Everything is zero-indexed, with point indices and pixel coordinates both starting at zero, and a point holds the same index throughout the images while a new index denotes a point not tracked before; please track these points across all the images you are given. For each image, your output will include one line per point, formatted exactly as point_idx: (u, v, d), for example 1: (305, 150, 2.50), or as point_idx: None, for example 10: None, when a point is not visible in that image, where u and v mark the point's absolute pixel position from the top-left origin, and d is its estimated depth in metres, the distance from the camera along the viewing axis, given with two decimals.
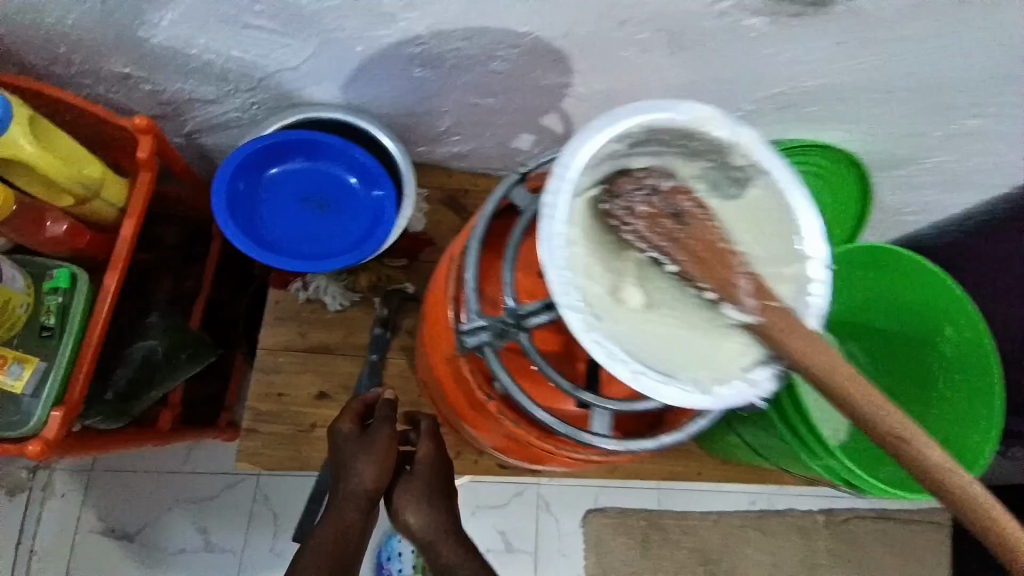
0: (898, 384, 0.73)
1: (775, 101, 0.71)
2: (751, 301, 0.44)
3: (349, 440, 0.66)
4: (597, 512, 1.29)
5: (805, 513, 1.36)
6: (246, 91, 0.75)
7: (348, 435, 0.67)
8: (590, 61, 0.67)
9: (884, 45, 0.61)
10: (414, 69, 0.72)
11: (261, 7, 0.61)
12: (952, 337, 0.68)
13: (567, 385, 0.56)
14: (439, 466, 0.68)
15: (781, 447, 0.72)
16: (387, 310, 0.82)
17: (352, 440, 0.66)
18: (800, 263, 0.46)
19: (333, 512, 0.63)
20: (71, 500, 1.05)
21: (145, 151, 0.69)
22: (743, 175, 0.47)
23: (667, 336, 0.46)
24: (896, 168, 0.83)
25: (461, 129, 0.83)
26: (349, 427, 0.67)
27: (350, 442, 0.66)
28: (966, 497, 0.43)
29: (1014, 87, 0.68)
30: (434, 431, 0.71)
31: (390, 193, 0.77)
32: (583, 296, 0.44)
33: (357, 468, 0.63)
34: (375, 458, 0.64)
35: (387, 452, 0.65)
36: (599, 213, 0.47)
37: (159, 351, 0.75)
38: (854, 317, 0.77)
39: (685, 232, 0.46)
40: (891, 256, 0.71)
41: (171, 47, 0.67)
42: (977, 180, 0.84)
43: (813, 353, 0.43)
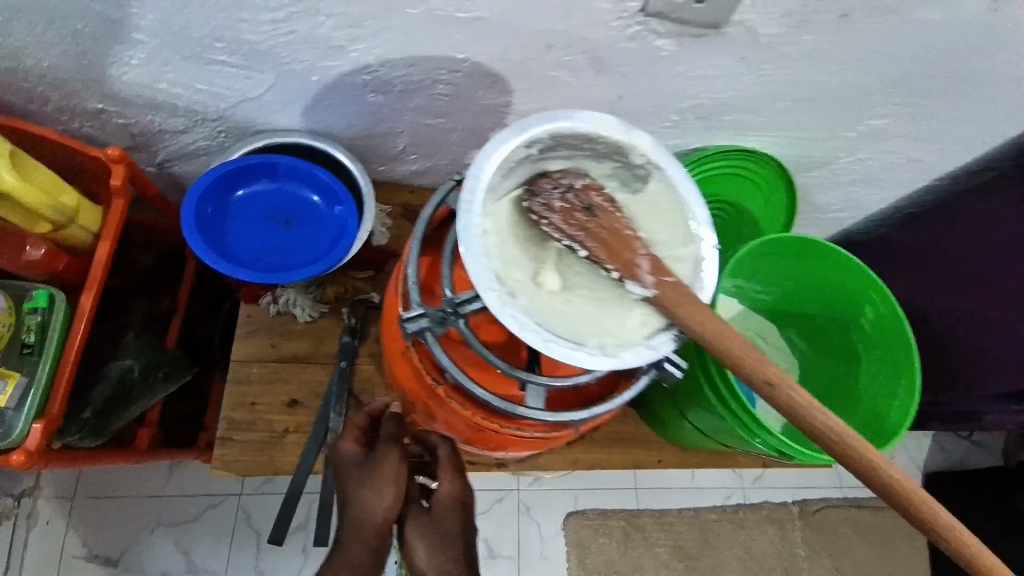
0: (835, 363, 0.90)
1: (697, 111, 0.80)
2: (649, 277, 0.48)
3: (352, 465, 0.68)
4: (577, 514, 1.30)
5: (780, 505, 1.39)
6: (213, 120, 0.79)
7: (353, 462, 0.69)
8: (526, 81, 0.73)
9: (778, 60, 0.71)
10: (368, 95, 0.76)
11: (222, 45, 0.66)
12: (873, 317, 0.82)
13: (503, 365, 0.56)
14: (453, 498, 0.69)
15: (724, 429, 0.78)
16: (355, 319, 0.86)
17: (356, 467, 0.68)
18: (695, 245, 0.50)
19: (343, 545, 0.66)
20: (55, 525, 1.10)
21: (119, 179, 0.75)
22: (647, 173, 0.52)
23: (580, 315, 0.48)
24: (812, 170, 0.95)
25: (417, 147, 0.88)
26: (354, 454, 0.69)
27: (354, 470, 0.68)
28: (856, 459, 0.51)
29: (901, 90, 0.78)
30: (450, 458, 0.70)
31: (350, 207, 0.81)
32: (500, 279, 0.47)
33: (362, 499, 0.65)
34: (377, 489, 0.66)
35: (391, 483, 0.66)
36: (520, 208, 0.51)
37: (134, 370, 0.85)
38: (788, 306, 0.92)
39: (595, 223, 0.49)
40: (824, 251, 0.81)
41: (140, 83, 0.71)
42: (888, 174, 0.95)
43: (703, 319, 0.47)
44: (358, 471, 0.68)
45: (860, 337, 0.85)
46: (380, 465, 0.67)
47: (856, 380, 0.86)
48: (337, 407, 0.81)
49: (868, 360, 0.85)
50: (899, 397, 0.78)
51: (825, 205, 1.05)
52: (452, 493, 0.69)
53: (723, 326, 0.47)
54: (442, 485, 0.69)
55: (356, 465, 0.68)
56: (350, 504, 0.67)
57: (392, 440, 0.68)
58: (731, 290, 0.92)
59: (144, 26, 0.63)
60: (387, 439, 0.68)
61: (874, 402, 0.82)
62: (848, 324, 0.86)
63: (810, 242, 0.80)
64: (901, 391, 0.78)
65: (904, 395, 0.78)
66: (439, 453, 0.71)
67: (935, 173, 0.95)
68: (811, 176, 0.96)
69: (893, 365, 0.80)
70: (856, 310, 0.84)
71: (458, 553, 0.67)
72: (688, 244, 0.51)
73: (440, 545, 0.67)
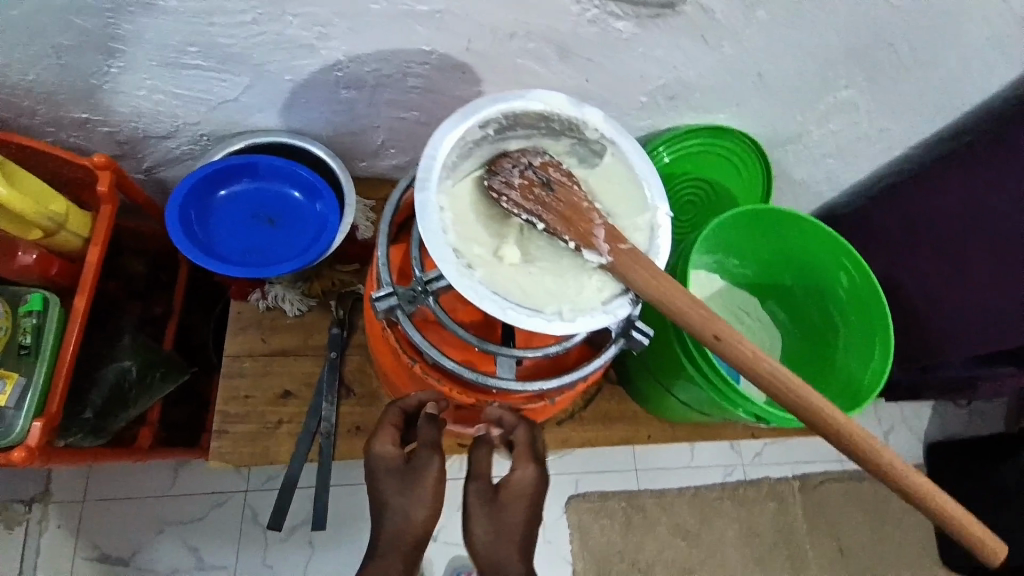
0: (812, 332, 0.92)
1: (665, 91, 0.80)
2: (603, 245, 0.51)
3: (392, 475, 0.61)
4: (578, 498, 1.20)
5: (779, 480, 1.28)
6: (194, 124, 0.81)
7: (393, 472, 0.61)
8: (493, 72, 0.74)
9: (734, 40, 0.72)
10: (341, 92, 0.77)
11: (197, 49, 0.68)
12: (848, 285, 0.84)
13: (473, 339, 0.59)
14: (525, 487, 0.62)
15: (706, 400, 0.80)
16: (343, 311, 0.90)
17: (397, 476, 0.61)
18: (650, 213, 0.54)
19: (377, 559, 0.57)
20: (68, 529, 1.07)
21: (106, 185, 0.78)
22: (602, 148, 0.55)
23: (539, 285, 0.51)
24: (785, 146, 0.94)
25: (396, 142, 0.88)
26: (394, 463, 0.61)
27: (395, 478, 0.61)
28: (797, 396, 0.57)
29: (867, 62, 0.78)
30: (526, 446, 0.64)
31: (331, 203, 0.84)
32: (460, 253, 0.50)
33: (399, 508, 0.59)
34: (420, 495, 0.60)
35: (434, 489, 0.60)
36: (481, 188, 0.54)
37: (132, 371, 0.88)
38: (769, 281, 0.94)
39: (552, 197, 0.52)
40: (802, 223, 0.82)
41: (123, 90, 0.74)
42: (862, 145, 0.92)
43: (654, 283, 0.51)
44: (399, 481, 0.60)
45: (836, 304, 0.87)
46: (425, 470, 0.60)
47: (833, 348, 0.88)
48: (329, 394, 0.87)
49: (845, 326, 0.86)
50: (875, 359, 0.80)
51: (805, 181, 1.02)
52: (524, 483, 0.62)
53: (673, 288, 0.52)
54: (513, 472, 0.62)
55: (397, 472, 0.61)
56: (394, 512, 0.59)
57: (435, 445, 0.61)
58: (712, 266, 0.93)
59: (121, 35, 0.65)
60: (429, 444, 0.61)
61: (851, 367, 0.85)
62: (825, 293, 0.88)
63: (780, 213, 0.82)
64: (876, 353, 0.81)
65: (880, 357, 0.80)
66: (517, 436, 0.64)
67: (908, 142, 0.93)
68: (784, 152, 0.96)
69: (867, 329, 0.83)
70: (832, 277, 0.85)
71: (518, 551, 0.58)
72: (643, 214, 0.54)
73: (505, 530, 0.59)
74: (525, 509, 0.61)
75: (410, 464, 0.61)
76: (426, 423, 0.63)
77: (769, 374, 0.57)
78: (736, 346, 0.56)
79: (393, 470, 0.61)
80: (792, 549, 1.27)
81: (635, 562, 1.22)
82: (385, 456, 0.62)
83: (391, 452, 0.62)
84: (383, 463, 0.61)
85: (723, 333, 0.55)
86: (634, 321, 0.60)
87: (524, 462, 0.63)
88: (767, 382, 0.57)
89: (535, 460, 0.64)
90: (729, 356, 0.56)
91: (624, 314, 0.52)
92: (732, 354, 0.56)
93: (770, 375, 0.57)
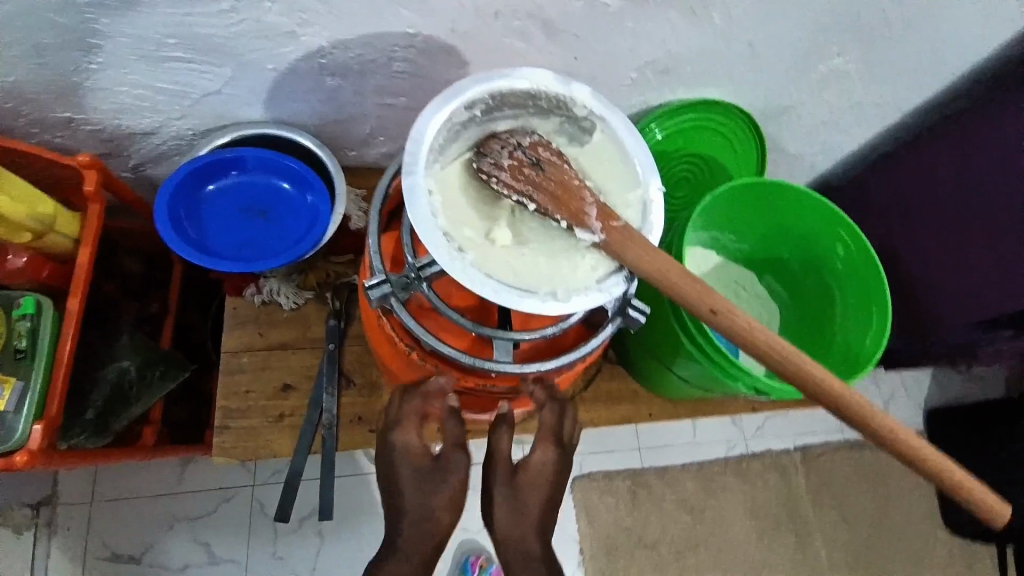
0: (809, 304, 0.92)
1: (655, 67, 0.78)
2: (595, 223, 0.51)
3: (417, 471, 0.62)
4: (584, 479, 1.21)
5: (782, 452, 1.29)
6: (179, 118, 0.80)
7: (419, 467, 0.62)
8: (479, 54, 0.71)
9: (726, 9, 0.70)
10: (326, 79, 0.75)
11: (176, 41, 0.66)
12: (845, 255, 0.84)
13: (468, 323, 0.59)
14: (545, 466, 0.64)
15: (705, 374, 0.80)
16: (339, 303, 0.90)
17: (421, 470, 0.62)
18: (642, 189, 0.53)
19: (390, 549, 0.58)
20: (77, 530, 1.07)
21: (92, 184, 0.77)
22: (591, 125, 0.54)
23: (532, 266, 0.51)
24: (779, 118, 0.92)
25: (385, 129, 0.86)
26: (419, 459, 0.62)
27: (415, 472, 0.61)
28: (795, 366, 0.57)
29: (862, 28, 0.76)
30: (550, 428, 0.66)
31: (322, 194, 0.83)
32: (451, 237, 0.49)
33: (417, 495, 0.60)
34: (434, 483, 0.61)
35: (451, 477, 0.61)
36: (470, 170, 0.53)
37: (131, 370, 0.88)
38: (765, 255, 0.94)
39: (543, 176, 0.52)
40: (798, 195, 0.82)
41: (104, 87, 0.72)
42: (859, 116, 0.91)
43: (648, 259, 0.51)
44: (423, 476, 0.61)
45: (833, 275, 0.87)
46: (452, 468, 0.62)
47: (831, 320, 0.88)
48: (329, 385, 0.87)
49: (843, 297, 0.86)
50: (874, 328, 0.80)
51: (800, 153, 1.00)
52: (546, 463, 0.64)
53: (667, 263, 0.52)
54: (535, 452, 0.64)
55: (421, 466, 0.62)
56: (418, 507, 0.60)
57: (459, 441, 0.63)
58: (708, 242, 0.93)
59: (98, 30, 0.64)
60: (455, 441, 0.63)
61: (850, 336, 0.84)
62: (822, 264, 0.88)
63: (776, 185, 0.81)
64: (874, 321, 0.81)
65: (878, 325, 0.80)
66: (542, 419, 0.66)
67: (905, 109, 0.91)
68: (779, 125, 0.94)
69: (866, 298, 0.82)
70: (828, 246, 0.85)
71: (531, 531, 0.59)
72: (635, 190, 0.54)
73: (519, 509, 0.60)
74: (546, 486, 0.63)
75: (436, 461, 0.62)
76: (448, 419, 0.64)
77: (768, 346, 0.57)
78: (732, 320, 0.56)
79: (412, 463, 0.62)
80: (796, 519, 1.28)
81: (642, 538, 1.22)
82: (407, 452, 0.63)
83: (415, 447, 0.63)
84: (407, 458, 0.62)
85: (719, 306, 0.55)
86: (630, 299, 0.60)
87: (546, 444, 0.65)
88: (766, 355, 0.57)
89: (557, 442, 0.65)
90: (726, 330, 0.56)
91: (619, 292, 0.52)
92: (729, 328, 0.56)
93: (769, 347, 0.57)
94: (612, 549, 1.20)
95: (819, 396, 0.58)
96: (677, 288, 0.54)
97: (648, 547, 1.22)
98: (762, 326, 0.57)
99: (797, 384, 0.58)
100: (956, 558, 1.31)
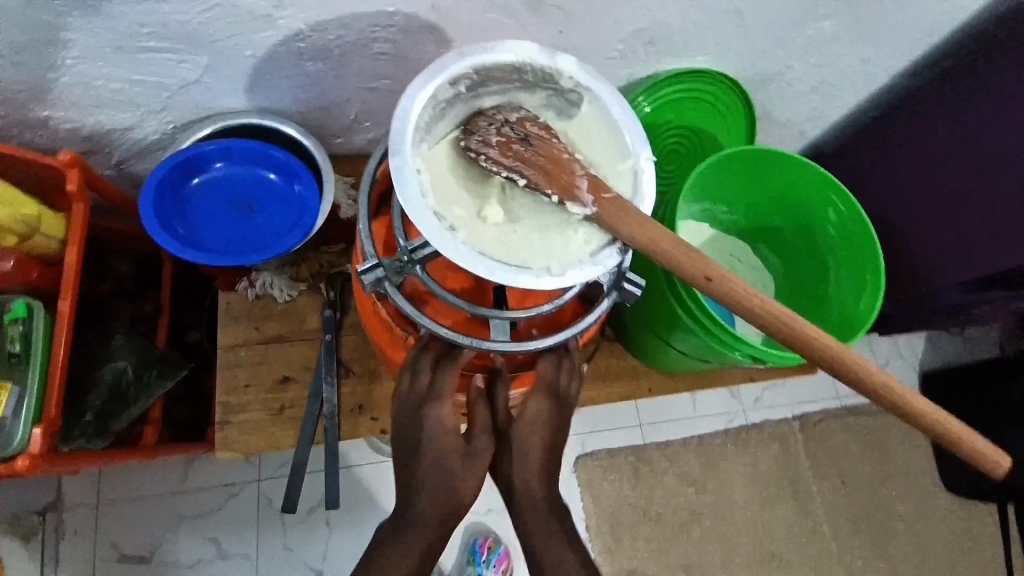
0: (803, 271, 0.92)
1: (641, 37, 0.77)
2: (587, 196, 0.51)
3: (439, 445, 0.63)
4: (587, 457, 1.22)
5: (781, 421, 1.31)
6: (159, 111, 0.78)
7: (446, 445, 0.63)
8: (461, 31, 0.70)
9: None
10: (306, 64, 0.73)
11: (150, 30, 0.65)
12: (837, 221, 0.84)
13: (464, 304, 0.59)
14: (539, 421, 0.66)
15: (703, 346, 0.80)
16: (334, 293, 0.89)
17: (439, 443, 0.63)
18: (632, 160, 0.53)
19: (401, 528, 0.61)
20: (85, 533, 1.07)
21: (74, 183, 0.76)
22: (579, 97, 0.53)
23: (524, 243, 0.51)
24: (767, 86, 0.91)
25: (370, 114, 0.85)
26: (449, 438, 0.63)
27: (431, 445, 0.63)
28: (792, 330, 0.58)
29: None
30: (545, 386, 0.67)
31: (310, 184, 0.82)
32: (442, 216, 0.49)
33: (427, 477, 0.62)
34: (443, 464, 0.63)
35: (459, 456, 0.63)
36: (458, 149, 0.53)
37: (127, 371, 0.88)
38: (758, 226, 0.94)
39: (532, 151, 0.52)
40: (790, 161, 0.81)
41: (80, 83, 0.71)
42: (848, 80, 0.90)
43: (643, 230, 0.51)
44: (443, 449, 0.63)
45: (827, 240, 0.87)
46: (479, 450, 0.64)
47: (826, 286, 0.88)
48: (328, 375, 0.86)
49: (837, 262, 0.86)
50: (868, 291, 0.80)
51: (789, 120, 1.00)
52: (540, 414, 0.66)
53: (661, 234, 0.52)
54: (528, 406, 0.66)
55: (440, 438, 0.63)
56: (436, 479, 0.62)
57: (489, 425, 0.65)
58: (701, 214, 0.93)
59: (70, 23, 0.62)
60: (481, 420, 0.65)
61: (846, 301, 0.84)
62: (816, 231, 0.87)
63: (767, 153, 0.81)
64: (868, 285, 0.81)
65: (872, 290, 0.80)
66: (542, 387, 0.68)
67: (894, 71, 0.90)
68: (768, 92, 0.93)
69: (858, 263, 0.83)
70: (820, 213, 0.85)
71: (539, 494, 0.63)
72: (625, 161, 0.53)
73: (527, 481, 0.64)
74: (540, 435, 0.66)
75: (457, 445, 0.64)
76: (478, 400, 0.66)
77: (764, 311, 0.57)
78: (727, 287, 0.56)
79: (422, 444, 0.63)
80: (798, 486, 1.29)
81: (647, 512, 1.23)
82: (430, 426, 0.64)
83: (446, 425, 0.64)
84: (434, 435, 0.63)
85: (714, 273, 0.56)
86: (625, 272, 0.60)
87: (539, 397, 0.67)
88: (762, 319, 0.58)
89: (550, 395, 0.67)
90: (721, 296, 0.57)
91: (614, 265, 0.51)
92: (723, 294, 0.57)
93: (765, 312, 0.57)
94: (617, 524, 1.22)
95: (816, 358, 0.59)
96: (670, 258, 0.54)
97: (652, 521, 1.23)
98: (757, 292, 0.58)
99: (793, 348, 0.59)
100: (954, 515, 1.34)
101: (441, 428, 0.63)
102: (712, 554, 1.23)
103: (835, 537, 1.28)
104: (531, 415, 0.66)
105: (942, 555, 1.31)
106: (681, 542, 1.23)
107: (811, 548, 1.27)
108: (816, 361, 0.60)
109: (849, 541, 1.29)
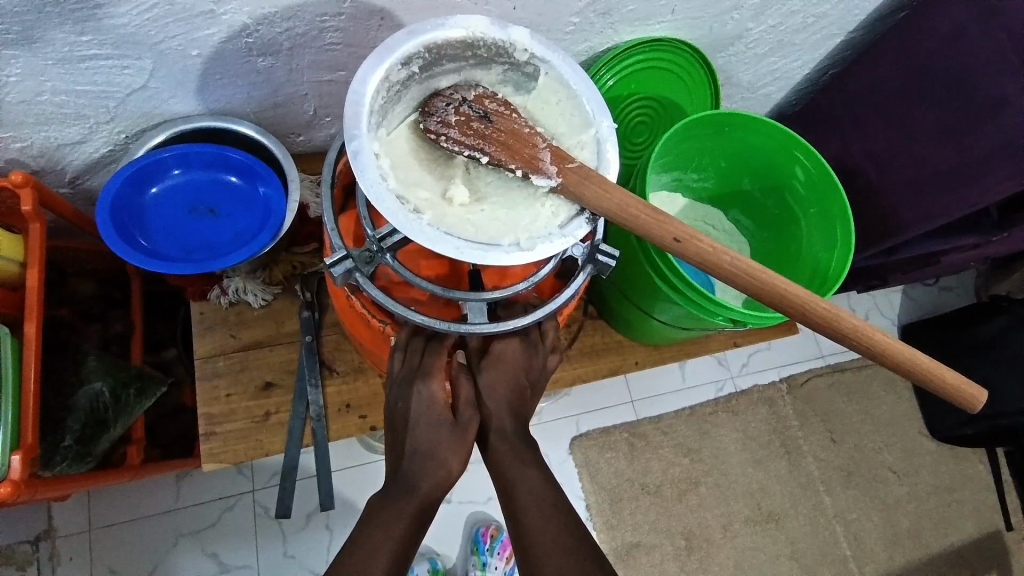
0: (774, 233, 0.94)
1: (596, 9, 0.76)
2: (551, 168, 0.54)
3: (431, 422, 0.64)
4: (582, 438, 1.22)
5: (768, 384, 1.33)
6: (107, 122, 0.76)
7: (436, 418, 0.64)
8: (412, 13, 0.68)
9: None
10: (257, 60, 0.71)
11: (90, 37, 0.62)
12: (804, 177, 0.84)
13: (438, 289, 0.59)
14: (515, 379, 0.67)
15: (686, 315, 0.80)
16: (310, 293, 0.88)
17: (431, 419, 0.64)
18: (592, 129, 0.56)
19: (395, 517, 0.61)
20: (80, 561, 1.03)
21: (28, 203, 0.73)
22: (535, 70, 0.57)
23: (490, 219, 0.54)
24: (725, 50, 0.91)
25: (329, 108, 0.83)
26: (438, 411, 0.64)
27: (420, 422, 0.64)
28: (767, 286, 0.59)
29: None
30: (518, 348, 0.68)
31: (273, 184, 0.81)
32: (407, 198, 0.51)
33: (416, 465, 0.63)
34: (433, 450, 0.63)
35: (445, 440, 0.64)
36: (418, 131, 0.56)
37: (105, 392, 0.86)
38: (728, 191, 0.96)
39: (492, 128, 0.55)
40: (755, 122, 0.82)
41: (24, 99, 0.68)
42: (804, 38, 0.91)
43: (606, 196, 0.53)
44: (434, 426, 0.64)
45: (797, 198, 0.87)
46: (463, 427, 0.65)
47: (801, 243, 0.89)
48: (311, 377, 0.86)
49: (807, 219, 0.87)
50: (839, 243, 0.81)
51: (752, 82, 0.99)
52: (517, 362, 0.67)
53: (624, 198, 0.54)
54: (501, 350, 0.67)
55: (429, 415, 0.64)
56: (429, 456, 0.63)
57: (475, 400, 0.67)
58: (671, 184, 0.95)
59: (12, 38, 0.60)
60: (467, 400, 0.66)
61: (818, 254, 0.85)
62: (785, 187, 0.88)
63: (732, 116, 0.81)
64: (839, 238, 0.81)
65: (842, 242, 0.81)
66: (522, 362, 0.68)
67: (850, 25, 0.90)
68: (727, 56, 0.92)
69: (827, 218, 0.83)
70: (787, 171, 0.85)
71: (525, 469, 0.65)
72: (586, 131, 0.57)
73: (514, 460, 0.65)
74: (519, 387, 0.67)
75: (442, 428, 0.64)
76: (461, 378, 0.67)
77: (738, 268, 0.59)
78: (701, 247, 0.58)
79: (408, 433, 0.64)
80: (790, 446, 1.31)
81: (645, 485, 1.23)
82: (418, 402, 0.64)
83: (435, 399, 0.64)
84: (423, 409, 0.64)
85: (681, 234, 0.57)
86: (598, 245, 0.62)
87: (507, 337, 0.68)
88: (741, 277, 0.59)
89: (517, 338, 0.69)
90: (696, 259, 0.58)
91: (579, 233, 0.53)
92: (696, 256, 0.58)
93: (740, 269, 0.59)
94: (617, 501, 1.22)
95: (790, 311, 0.61)
96: (634, 219, 0.55)
97: (651, 494, 1.23)
98: (731, 254, 0.59)
99: (774, 304, 0.60)
100: (940, 459, 1.37)
101: (428, 404, 0.64)
102: (711, 521, 1.24)
103: (831, 493, 1.30)
104: (513, 390, 0.67)
105: (933, 499, 1.35)
106: (680, 512, 1.23)
107: (808, 503, 1.29)
108: (791, 314, 0.61)
109: (844, 495, 1.31)
